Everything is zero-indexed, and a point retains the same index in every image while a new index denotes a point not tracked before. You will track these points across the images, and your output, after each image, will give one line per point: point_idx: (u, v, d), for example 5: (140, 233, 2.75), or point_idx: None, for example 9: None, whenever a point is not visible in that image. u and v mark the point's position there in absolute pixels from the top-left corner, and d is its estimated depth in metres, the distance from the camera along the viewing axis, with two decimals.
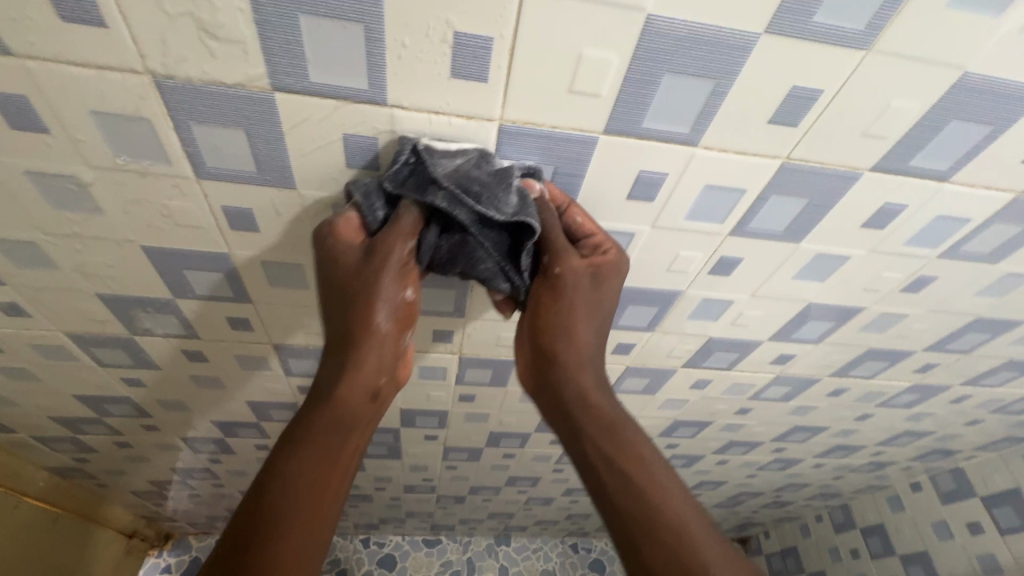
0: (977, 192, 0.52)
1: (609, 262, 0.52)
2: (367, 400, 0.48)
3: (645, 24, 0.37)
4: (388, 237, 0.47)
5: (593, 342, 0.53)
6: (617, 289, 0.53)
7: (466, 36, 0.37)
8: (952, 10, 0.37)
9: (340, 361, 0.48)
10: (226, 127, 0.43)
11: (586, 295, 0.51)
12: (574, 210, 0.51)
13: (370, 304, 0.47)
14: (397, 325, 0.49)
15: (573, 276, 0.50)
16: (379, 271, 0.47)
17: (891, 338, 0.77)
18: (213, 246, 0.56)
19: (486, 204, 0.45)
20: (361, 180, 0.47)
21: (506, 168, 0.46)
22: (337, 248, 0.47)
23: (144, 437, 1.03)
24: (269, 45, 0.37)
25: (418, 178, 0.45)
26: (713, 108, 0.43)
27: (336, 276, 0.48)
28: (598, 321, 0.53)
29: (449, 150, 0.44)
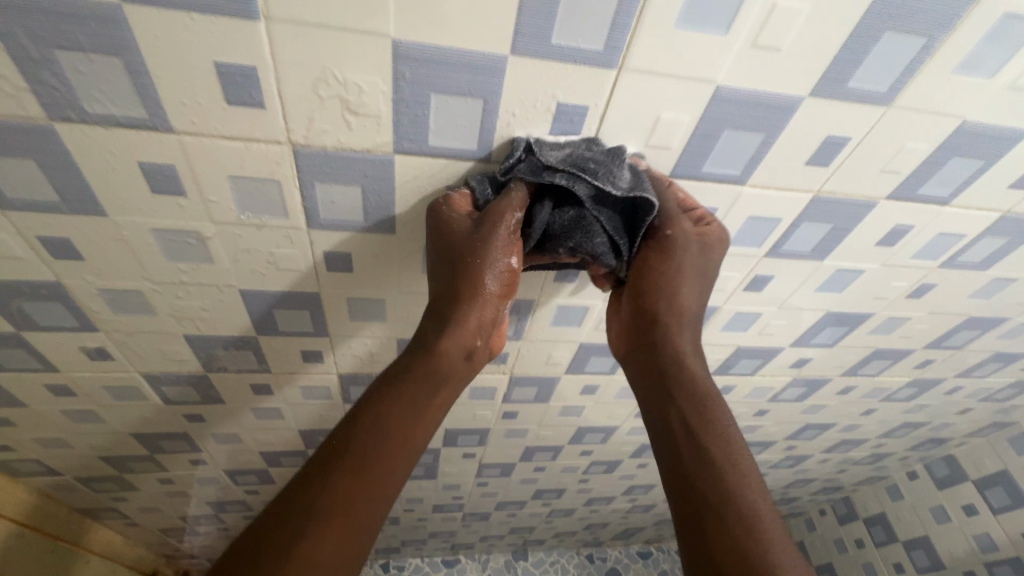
0: (971, 212, 0.61)
1: (715, 234, 0.51)
2: (463, 358, 0.50)
3: (713, 92, 0.44)
4: (500, 205, 0.46)
5: (694, 308, 0.53)
6: (721, 258, 0.53)
7: (566, 106, 0.44)
8: (956, 75, 0.45)
9: (445, 314, 0.49)
10: (345, 185, 0.49)
11: (693, 266, 0.51)
12: (677, 187, 0.52)
13: (478, 267, 0.47)
14: (501, 291, 0.49)
15: (685, 240, 0.50)
16: (489, 234, 0.46)
17: (896, 339, 0.86)
18: (306, 287, 0.61)
19: (603, 178, 0.46)
20: (476, 172, 0.49)
21: (617, 148, 0.47)
22: (449, 215, 0.48)
23: (187, 472, 1.05)
24: (400, 119, 0.44)
25: (530, 166, 0.46)
26: (762, 154, 0.51)
27: (441, 238, 0.48)
28: (700, 287, 0.53)
29: (558, 142, 0.47)
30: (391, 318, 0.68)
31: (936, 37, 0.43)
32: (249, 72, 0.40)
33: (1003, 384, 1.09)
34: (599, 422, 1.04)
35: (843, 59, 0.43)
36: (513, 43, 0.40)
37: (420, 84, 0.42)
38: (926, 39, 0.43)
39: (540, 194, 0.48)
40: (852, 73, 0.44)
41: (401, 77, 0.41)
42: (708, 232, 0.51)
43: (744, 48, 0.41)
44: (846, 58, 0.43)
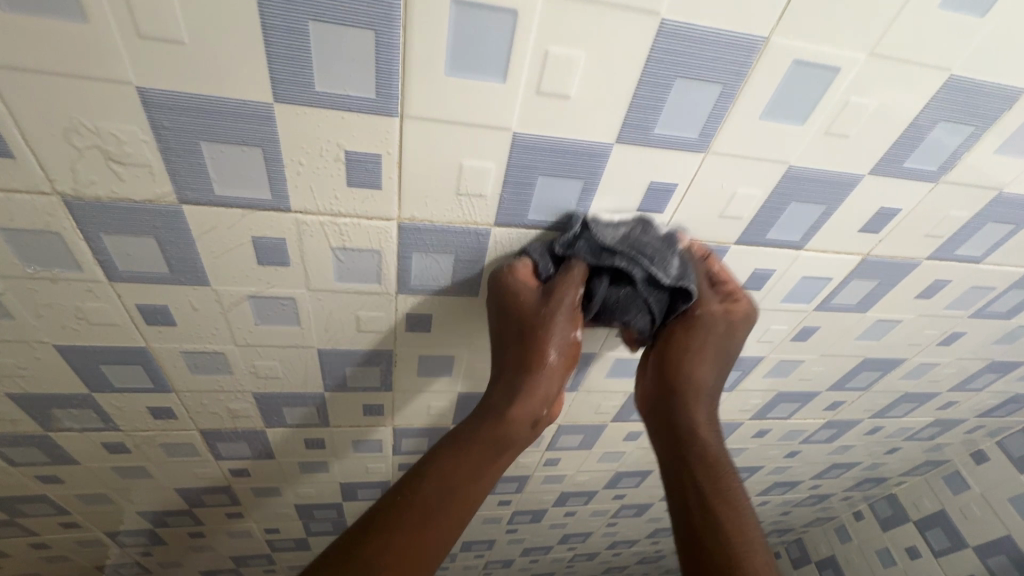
0: (829, 256, 0.60)
1: (739, 310, 0.54)
2: (530, 426, 0.49)
3: (512, 139, 0.43)
4: (564, 282, 0.49)
5: (711, 378, 0.54)
6: (745, 335, 0.56)
7: (356, 154, 0.42)
8: (765, 121, 0.44)
9: (515, 381, 0.49)
10: (137, 236, 0.46)
11: (715, 342, 0.54)
12: (713, 259, 0.55)
13: (548, 340, 0.49)
14: (565, 362, 0.51)
15: (711, 318, 0.54)
16: (555, 311, 0.49)
17: (796, 381, 0.84)
18: (130, 342, 0.57)
19: (657, 263, 0.49)
20: (535, 243, 0.52)
21: (667, 235, 0.51)
22: (517, 286, 0.50)
23: (63, 535, 0.97)
24: (174, 168, 0.41)
25: (587, 243, 0.50)
26: (587, 201, 0.49)
27: (506, 310, 0.50)
28: (720, 357, 0.54)
29: (613, 220, 0.50)
30: (239, 373, 0.63)
31: (733, 85, 0.42)
32: None
33: (923, 422, 1.07)
34: (509, 471, 0.99)
35: (640, 106, 0.42)
36: (274, 90, 0.37)
37: (185, 132, 0.39)
38: (723, 87, 0.42)
39: (597, 269, 0.51)
40: (655, 119, 0.43)
41: (161, 125, 0.38)
42: (740, 305, 0.54)
43: (529, 95, 0.40)
44: (642, 104, 0.42)
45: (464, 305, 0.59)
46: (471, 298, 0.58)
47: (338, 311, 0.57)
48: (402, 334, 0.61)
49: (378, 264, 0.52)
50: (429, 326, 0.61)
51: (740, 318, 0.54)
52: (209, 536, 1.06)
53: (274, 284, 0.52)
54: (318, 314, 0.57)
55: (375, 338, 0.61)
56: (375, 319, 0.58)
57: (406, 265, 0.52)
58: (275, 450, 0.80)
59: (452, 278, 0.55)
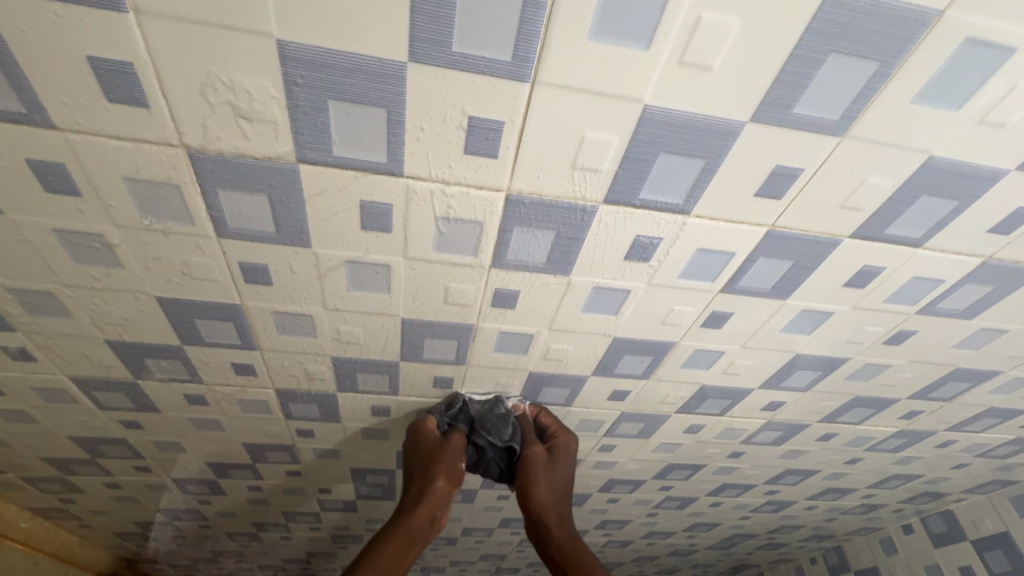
0: (948, 257, 0.56)
1: (561, 446, 0.76)
2: (428, 523, 0.66)
3: (642, 111, 0.41)
4: (451, 435, 0.72)
5: (555, 494, 0.70)
6: (571, 462, 0.76)
7: (479, 120, 0.41)
8: (915, 104, 0.41)
9: (416, 496, 0.68)
10: (250, 193, 0.46)
11: (550, 473, 0.72)
12: (543, 414, 0.79)
13: (437, 465, 0.69)
14: (452, 483, 0.69)
15: (539, 458, 0.72)
16: (445, 449, 0.71)
17: (876, 386, 0.80)
18: (226, 299, 0.58)
19: (494, 433, 0.73)
20: (437, 406, 0.77)
21: (508, 408, 0.76)
22: (423, 432, 0.73)
23: (134, 478, 1.02)
24: (298, 125, 0.41)
25: (463, 413, 0.76)
26: (704, 182, 0.46)
27: (414, 448, 0.72)
28: (558, 484, 0.72)
29: (479, 397, 0.77)
30: (322, 337, 0.64)
31: (890, 63, 0.38)
32: (127, 68, 0.37)
33: (1001, 439, 1.01)
34: None
35: (784, 81, 0.39)
36: (411, 48, 0.36)
37: (314, 89, 0.39)
38: (879, 64, 0.38)
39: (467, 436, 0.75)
40: (798, 97, 0.40)
41: (294, 81, 0.38)
42: (564, 443, 0.76)
43: (671, 65, 0.37)
44: (787, 79, 0.39)
45: (553, 285, 0.57)
46: (562, 278, 0.57)
47: (428, 282, 0.56)
48: (486, 309, 0.60)
49: (478, 237, 0.51)
50: (514, 304, 0.60)
51: (562, 452, 0.75)
52: (265, 490, 1.10)
53: (372, 250, 0.52)
54: (409, 283, 0.56)
55: (459, 312, 0.61)
56: (463, 292, 0.58)
57: (504, 240, 0.51)
58: (342, 414, 0.82)
59: (547, 256, 0.53)
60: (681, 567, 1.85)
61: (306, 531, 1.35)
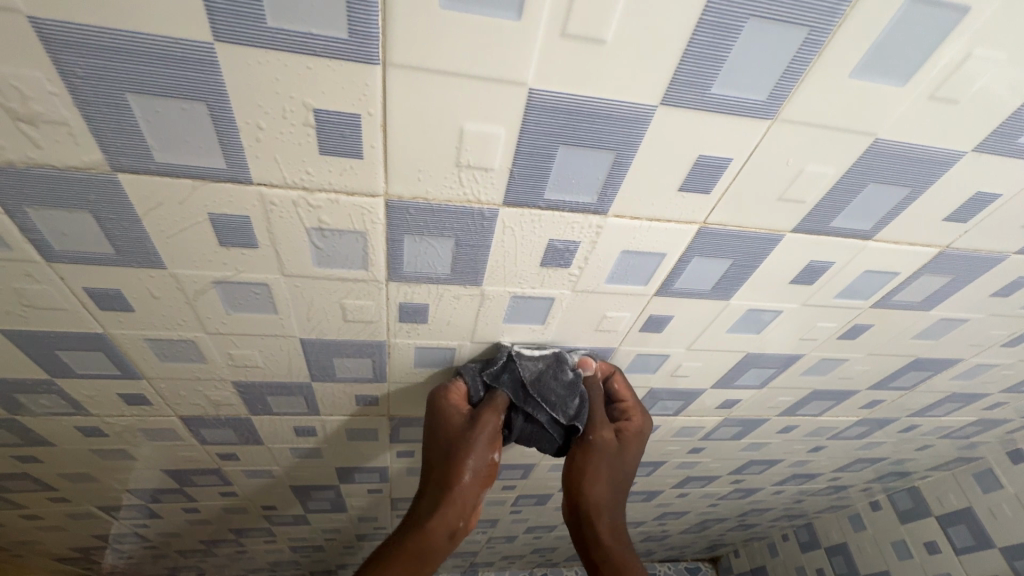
0: (901, 248, 0.50)
1: (631, 430, 0.59)
2: (447, 539, 0.49)
3: (528, 98, 0.33)
4: (488, 410, 0.54)
5: (614, 490, 0.56)
6: (639, 452, 0.59)
7: (329, 114, 0.33)
8: (856, 79, 0.34)
9: (433, 499, 0.50)
10: (69, 211, 0.38)
11: (613, 467, 0.56)
12: (615, 377, 0.62)
13: (464, 461, 0.51)
14: (482, 482, 0.52)
15: (605, 444, 0.56)
16: (473, 440, 0.52)
17: (834, 380, 0.75)
18: (84, 327, 0.50)
19: (557, 408, 0.56)
20: (469, 364, 0.59)
21: (574, 376, 0.58)
22: (447, 411, 0.55)
23: (54, 508, 0.94)
24: (97, 125, 0.32)
25: (508, 376, 0.57)
26: (617, 178, 0.39)
27: (440, 437, 0.53)
28: (619, 478, 0.56)
29: (533, 353, 0.58)
30: (214, 361, 0.56)
31: (822, 29, 0.31)
32: None
33: (964, 422, 0.98)
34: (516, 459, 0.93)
35: (696, 55, 0.32)
36: (213, 24, 0.28)
37: (103, 81, 0.30)
38: (807, 31, 0.31)
39: (515, 405, 0.57)
40: (714, 74, 0.33)
41: (72, 71, 0.30)
42: (635, 426, 0.59)
43: (552, 40, 0.30)
44: (697, 53, 0.32)
45: (465, 296, 0.50)
46: (474, 288, 0.50)
47: (320, 299, 0.49)
48: (395, 325, 0.53)
49: (363, 248, 0.43)
50: (425, 318, 0.53)
51: (634, 437, 0.58)
52: (204, 511, 1.03)
53: (242, 268, 0.44)
54: (297, 302, 0.49)
55: (364, 329, 0.53)
56: (363, 308, 0.51)
57: (396, 250, 0.44)
58: (263, 437, 0.75)
59: (450, 266, 0.46)
60: (655, 550, 1.85)
61: (261, 544, 1.29)
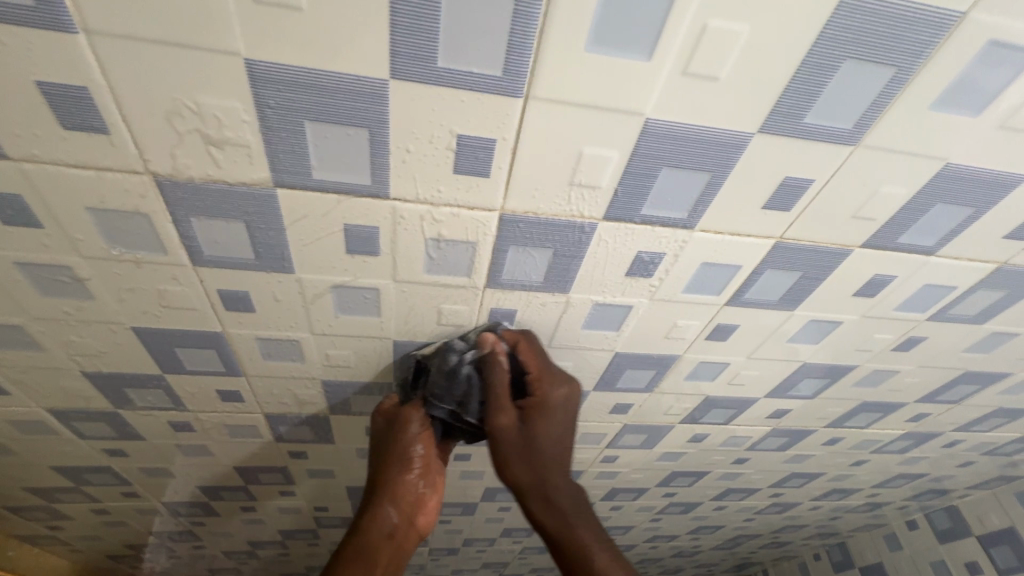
0: (961, 263, 0.54)
1: (543, 400, 0.55)
2: (398, 520, 0.58)
3: (643, 126, 0.38)
4: (406, 409, 0.59)
5: (530, 471, 0.53)
6: (552, 430, 0.55)
7: (469, 139, 0.38)
8: (935, 111, 0.38)
9: (398, 470, 0.58)
10: (227, 221, 0.43)
11: (515, 444, 0.54)
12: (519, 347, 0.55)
13: (400, 454, 0.58)
14: (421, 472, 0.59)
15: (506, 429, 0.54)
16: (409, 434, 0.58)
17: (884, 391, 0.78)
18: (206, 326, 0.55)
19: (444, 400, 0.58)
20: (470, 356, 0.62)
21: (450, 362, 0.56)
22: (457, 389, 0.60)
23: (123, 503, 0.99)
24: (273, 148, 0.38)
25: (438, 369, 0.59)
26: (708, 197, 0.44)
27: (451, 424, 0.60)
28: (531, 458, 0.54)
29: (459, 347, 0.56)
30: (310, 361, 0.61)
31: (908, 68, 0.36)
32: (83, 94, 0.34)
33: (1009, 438, 0.99)
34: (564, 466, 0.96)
35: (795, 90, 0.36)
36: (392, 65, 0.33)
37: (289, 111, 0.35)
38: (895, 71, 0.36)
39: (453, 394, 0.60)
40: (808, 107, 0.38)
41: (266, 103, 0.35)
42: (538, 397, 0.55)
43: (673, 78, 0.35)
44: (796, 90, 0.36)
45: (551, 303, 0.55)
46: (560, 296, 0.54)
47: (420, 304, 0.53)
48: (481, 329, 0.58)
49: (471, 258, 0.48)
50: (511, 323, 0.57)
51: (536, 412, 0.55)
52: (259, 510, 1.07)
53: (359, 274, 0.49)
54: (400, 306, 0.53)
55: (453, 333, 0.58)
56: (456, 313, 0.55)
57: (498, 259, 0.49)
58: (334, 436, 0.79)
59: (544, 274, 0.51)
60: (684, 567, 1.84)
61: (304, 547, 1.32)
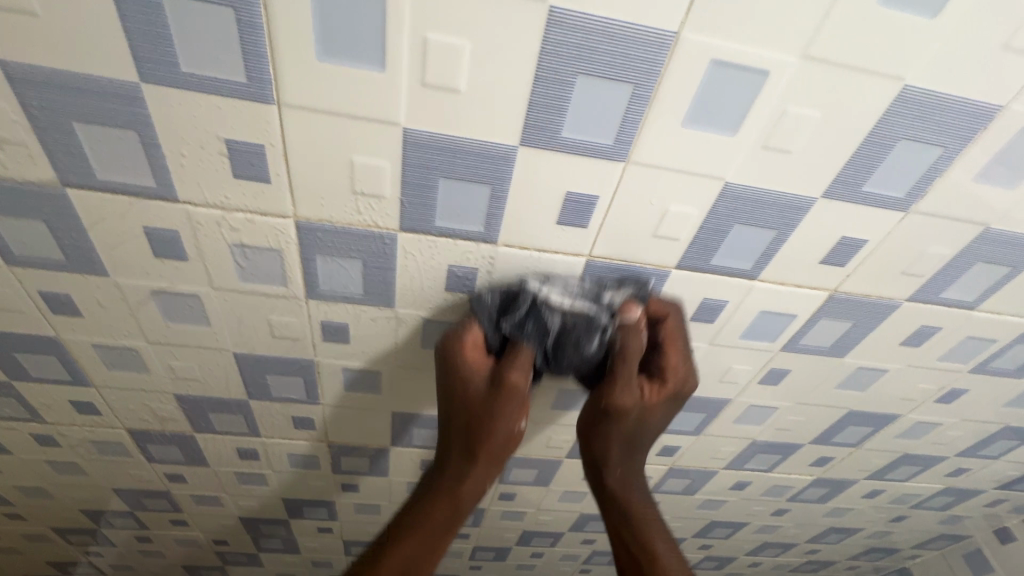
0: (789, 290, 0.53)
1: (677, 382, 0.54)
2: (472, 500, 0.52)
3: (403, 136, 0.39)
4: (513, 368, 0.50)
5: (629, 441, 0.55)
6: (666, 419, 0.56)
7: (238, 145, 0.40)
8: (691, 129, 0.40)
9: (461, 462, 0.51)
10: (26, 220, 0.44)
11: (632, 425, 0.54)
12: (669, 323, 0.52)
13: (492, 427, 0.50)
14: (511, 439, 0.52)
15: (628, 418, 0.53)
16: (501, 407, 0.50)
17: (772, 430, 0.76)
18: (39, 330, 0.55)
19: (573, 359, 0.52)
20: (484, 297, 0.51)
21: (603, 315, 0.50)
22: (467, 367, 0.50)
23: (10, 526, 0.96)
24: (50, 147, 0.39)
25: (533, 322, 0.50)
26: (498, 210, 0.45)
27: (466, 405, 0.50)
28: (633, 436, 0.55)
29: (567, 303, 0.50)
30: (156, 373, 0.61)
31: (645, 86, 0.37)
32: None
33: (932, 490, 0.94)
34: None
35: (541, 104, 0.38)
36: (139, 69, 0.35)
37: (54, 111, 0.37)
38: (634, 88, 0.37)
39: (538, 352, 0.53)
40: (561, 121, 0.39)
41: (30, 103, 0.37)
42: (669, 386, 0.54)
43: (414, 89, 0.37)
44: (541, 103, 0.38)
45: (381, 318, 0.55)
46: (388, 310, 0.54)
47: (247, 315, 0.54)
48: (320, 344, 0.58)
49: (282, 266, 0.49)
50: (347, 337, 0.57)
51: (662, 393, 0.54)
52: (155, 541, 1.03)
53: (176, 280, 0.50)
54: (228, 316, 0.54)
55: (293, 346, 0.58)
56: (288, 325, 0.55)
57: (310, 269, 0.49)
58: (208, 457, 0.77)
59: (363, 286, 0.51)
60: None
61: None
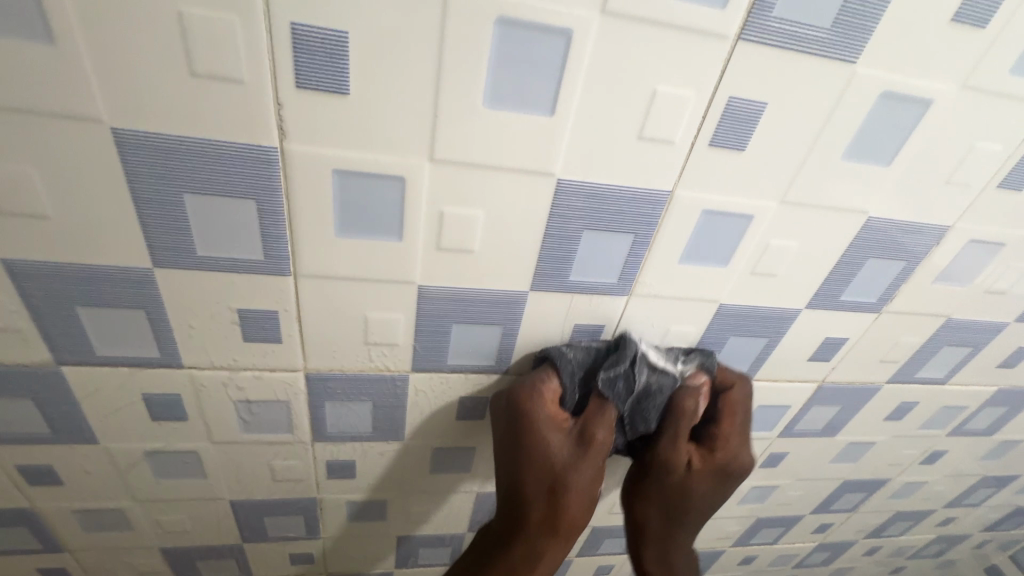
0: (783, 385, 0.56)
1: (738, 460, 0.48)
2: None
3: (418, 292, 0.40)
4: (595, 422, 0.43)
5: (683, 516, 0.47)
6: (726, 493, 0.48)
7: (250, 313, 0.39)
8: (687, 264, 0.43)
9: (527, 527, 0.40)
10: (12, 400, 0.42)
11: (690, 499, 0.47)
12: (734, 395, 0.49)
13: (566, 486, 0.41)
14: (583, 502, 0.42)
15: (682, 486, 0.46)
16: (579, 461, 0.42)
17: (774, 506, 0.77)
18: (11, 503, 0.50)
19: (636, 427, 0.46)
20: (570, 354, 0.45)
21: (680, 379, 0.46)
22: (543, 419, 0.42)
23: None
24: (47, 332, 0.38)
25: (621, 381, 0.44)
26: (509, 345, 0.46)
27: (537, 459, 0.41)
28: (688, 512, 0.47)
29: (655, 363, 0.46)
30: (141, 529, 0.56)
31: (645, 234, 0.40)
32: None
33: (925, 540, 0.97)
34: None
35: (550, 255, 0.40)
36: (153, 256, 0.35)
37: (58, 299, 0.36)
38: (634, 237, 0.40)
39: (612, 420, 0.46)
40: (568, 267, 0.41)
41: (32, 293, 0.36)
42: (724, 459, 0.48)
43: (429, 253, 0.38)
44: (550, 254, 0.40)
45: (390, 450, 0.54)
46: (397, 442, 0.53)
47: (248, 463, 0.51)
48: (324, 481, 0.55)
49: (288, 415, 0.47)
50: (354, 472, 0.55)
51: (723, 465, 0.47)
52: None
53: (172, 438, 0.47)
54: (227, 465, 0.51)
55: (295, 487, 0.55)
56: (290, 468, 0.53)
57: (318, 415, 0.48)
58: None
59: (372, 424, 0.50)
60: None
61: None
